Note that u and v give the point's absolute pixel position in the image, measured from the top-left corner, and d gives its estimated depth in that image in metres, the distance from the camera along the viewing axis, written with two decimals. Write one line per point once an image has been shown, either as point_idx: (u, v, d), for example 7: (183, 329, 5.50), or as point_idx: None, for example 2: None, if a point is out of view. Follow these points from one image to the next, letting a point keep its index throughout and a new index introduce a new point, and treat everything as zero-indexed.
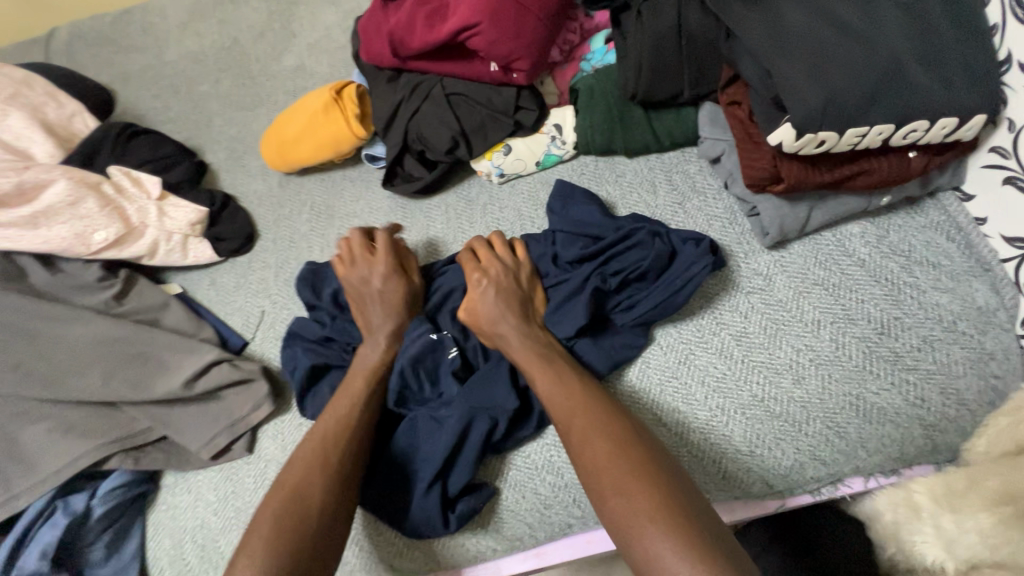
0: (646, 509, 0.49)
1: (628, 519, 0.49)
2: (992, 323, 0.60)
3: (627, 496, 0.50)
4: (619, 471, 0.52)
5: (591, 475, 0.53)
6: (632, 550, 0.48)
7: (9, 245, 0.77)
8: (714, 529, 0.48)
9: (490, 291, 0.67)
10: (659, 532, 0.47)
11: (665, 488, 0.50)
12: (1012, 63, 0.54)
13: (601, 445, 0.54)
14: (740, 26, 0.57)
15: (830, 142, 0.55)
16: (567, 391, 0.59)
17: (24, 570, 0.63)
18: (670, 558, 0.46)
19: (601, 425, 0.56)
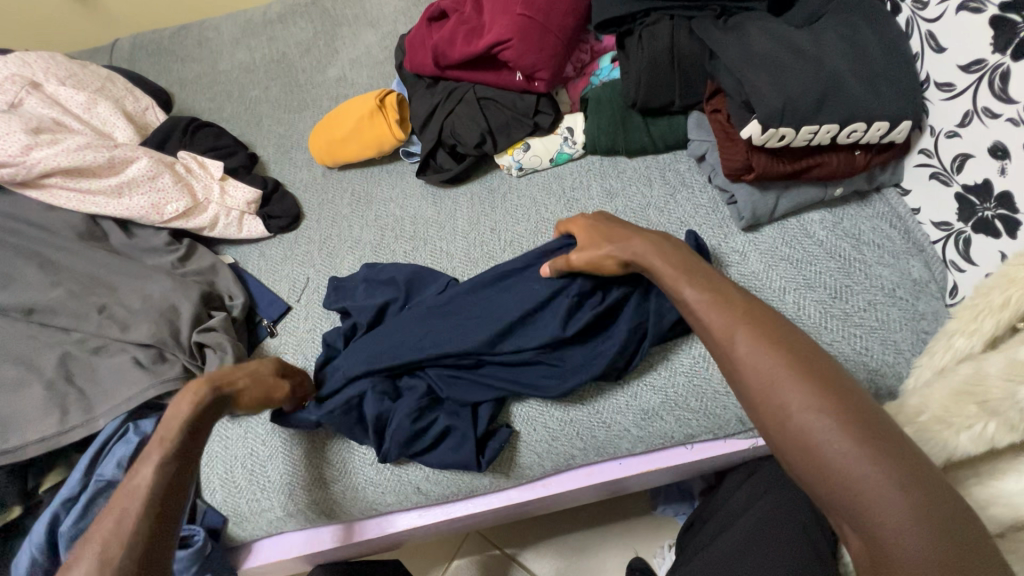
0: (833, 424, 0.44)
1: (806, 433, 0.45)
2: (926, 292, 0.73)
3: (809, 408, 0.45)
4: (799, 388, 0.46)
5: (758, 393, 0.48)
6: (808, 463, 0.44)
7: (97, 210, 0.90)
8: (910, 448, 0.43)
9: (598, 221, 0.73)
10: (849, 446, 0.43)
11: (852, 403, 0.45)
12: (930, 82, 0.69)
13: (773, 360, 0.48)
14: (720, 47, 0.73)
15: (789, 137, 0.69)
16: (720, 304, 0.55)
17: (102, 476, 0.72)
18: (870, 481, 0.41)
19: (772, 340, 0.50)
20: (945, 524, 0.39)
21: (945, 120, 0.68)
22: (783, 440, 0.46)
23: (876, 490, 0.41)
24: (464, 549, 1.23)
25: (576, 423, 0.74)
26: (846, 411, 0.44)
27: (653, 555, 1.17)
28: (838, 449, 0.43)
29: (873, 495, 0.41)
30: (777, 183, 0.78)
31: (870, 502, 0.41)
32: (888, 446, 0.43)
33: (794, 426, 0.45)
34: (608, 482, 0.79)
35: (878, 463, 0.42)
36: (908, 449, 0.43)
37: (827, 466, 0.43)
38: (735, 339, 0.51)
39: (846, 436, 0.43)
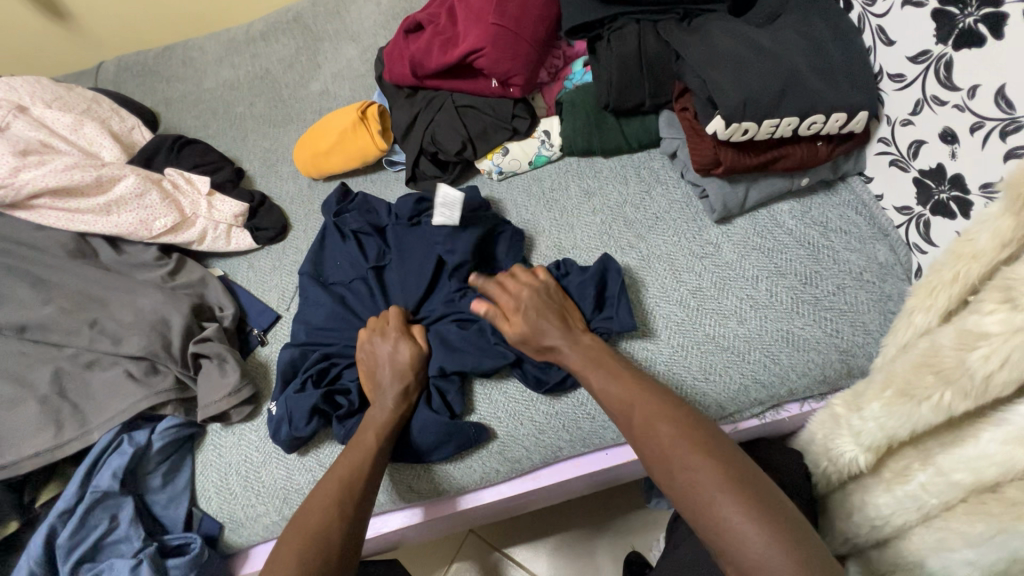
0: (714, 479, 0.53)
1: (694, 492, 0.53)
2: (891, 275, 0.76)
3: (694, 468, 0.54)
4: (686, 455, 0.55)
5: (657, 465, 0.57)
6: (699, 517, 0.52)
7: (85, 228, 0.91)
8: (769, 493, 0.52)
9: (528, 307, 0.74)
10: (728, 499, 0.51)
11: (728, 462, 0.54)
12: (883, 74, 0.73)
13: (668, 432, 0.58)
14: (683, 48, 0.76)
15: (753, 131, 0.72)
16: (624, 387, 0.65)
17: (98, 488, 0.73)
18: (741, 530, 0.49)
19: (668, 418, 0.59)
20: (801, 550, 0.47)
21: (899, 110, 0.72)
22: (680, 502, 0.55)
23: (745, 533, 0.49)
24: (464, 551, 1.24)
25: (562, 415, 0.76)
26: (724, 471, 0.53)
27: (649, 547, 1.19)
28: (717, 503, 0.51)
29: (742, 543, 0.49)
30: (746, 176, 0.81)
31: (744, 546, 0.49)
32: (749, 496, 0.51)
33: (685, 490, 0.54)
34: (597, 472, 0.81)
35: (743, 513, 0.50)
36: (766, 500, 0.51)
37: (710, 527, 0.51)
38: (634, 418, 0.62)
39: (724, 492, 0.52)
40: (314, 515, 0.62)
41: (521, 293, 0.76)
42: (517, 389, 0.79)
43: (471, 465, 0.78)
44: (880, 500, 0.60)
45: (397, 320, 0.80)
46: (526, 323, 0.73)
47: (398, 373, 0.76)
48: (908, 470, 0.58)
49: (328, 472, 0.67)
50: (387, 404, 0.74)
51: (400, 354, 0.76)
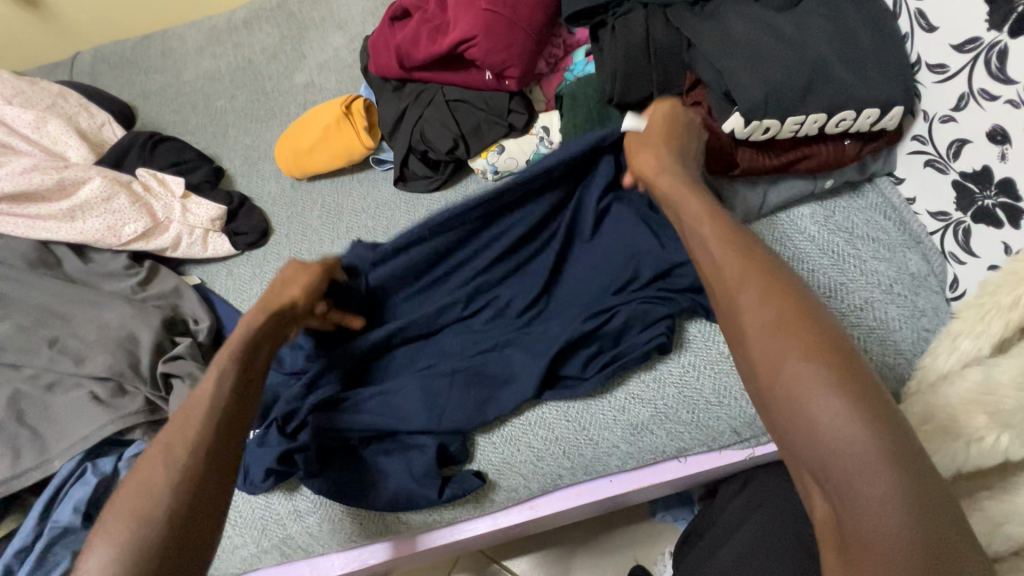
0: (833, 381, 0.40)
1: (788, 382, 0.41)
2: (924, 287, 0.69)
3: (806, 357, 0.41)
4: (791, 341, 0.42)
5: (756, 342, 0.44)
6: (786, 411, 0.41)
7: (47, 236, 0.85)
8: (893, 413, 0.39)
9: (639, 133, 0.65)
10: (841, 403, 0.39)
11: (854, 364, 0.41)
12: (921, 64, 0.65)
13: (778, 309, 0.44)
14: (696, 35, 0.68)
15: (774, 129, 0.65)
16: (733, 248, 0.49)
17: (58, 523, 0.67)
18: (857, 445, 0.37)
19: (781, 297, 0.45)
20: (925, 493, 0.36)
21: (939, 104, 0.64)
22: (766, 390, 0.43)
23: (861, 447, 0.37)
24: (460, 566, 1.19)
25: (562, 441, 0.70)
26: (846, 374, 0.40)
27: (653, 562, 1.14)
28: (825, 403, 0.39)
29: (853, 458, 0.37)
30: (764, 177, 0.74)
31: (850, 465, 0.37)
32: (881, 408, 0.39)
33: (784, 382, 0.41)
34: (600, 500, 0.75)
35: (868, 428, 0.38)
36: (900, 421, 0.39)
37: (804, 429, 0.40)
38: (737, 291, 0.47)
39: (838, 391, 0.39)
40: (144, 471, 0.51)
41: (633, 131, 0.66)
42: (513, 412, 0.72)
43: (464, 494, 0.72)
44: None
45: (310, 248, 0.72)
46: (637, 140, 0.64)
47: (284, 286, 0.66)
48: None
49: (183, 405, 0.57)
50: (246, 317, 0.63)
51: (295, 270, 0.68)
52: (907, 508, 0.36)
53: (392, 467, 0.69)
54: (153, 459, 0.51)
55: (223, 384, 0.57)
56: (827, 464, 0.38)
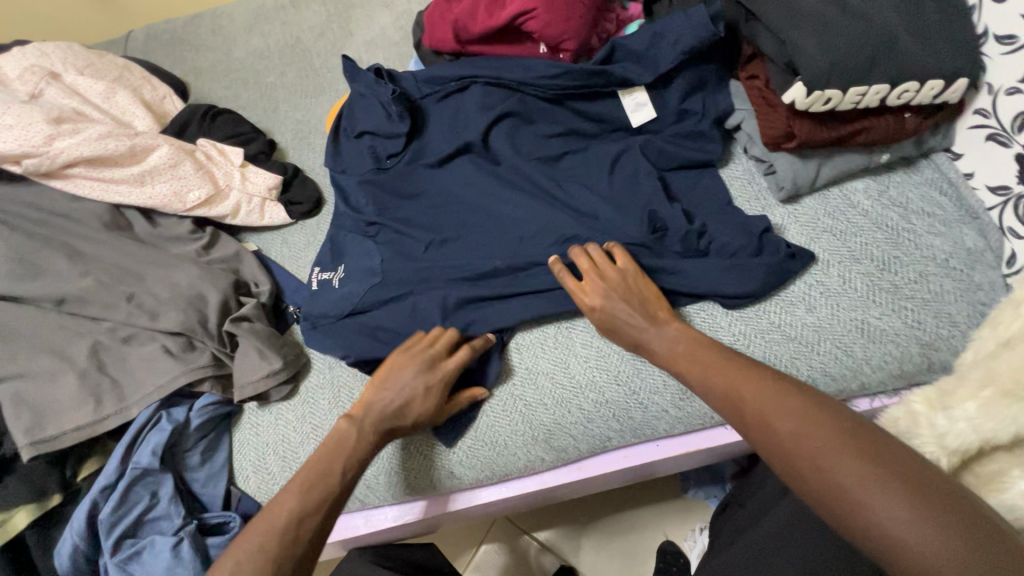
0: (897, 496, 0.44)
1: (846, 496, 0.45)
2: (980, 261, 0.69)
3: (856, 479, 0.45)
4: (817, 438, 0.49)
5: (784, 445, 0.50)
6: (861, 530, 0.44)
7: (120, 199, 0.89)
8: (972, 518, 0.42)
9: (614, 301, 0.67)
10: (903, 516, 0.43)
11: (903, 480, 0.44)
12: (989, 36, 0.65)
13: (815, 436, 0.49)
14: (758, 6, 0.69)
15: (836, 100, 0.65)
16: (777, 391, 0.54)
17: (138, 464, 0.72)
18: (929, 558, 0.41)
19: (776, 390, 0.54)
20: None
21: (1006, 77, 0.64)
22: (841, 518, 0.46)
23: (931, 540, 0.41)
24: (492, 535, 1.23)
25: (612, 404, 0.73)
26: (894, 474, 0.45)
27: (683, 538, 1.16)
28: (886, 508, 0.43)
29: None
30: (820, 150, 0.74)
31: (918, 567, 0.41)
32: (933, 499, 0.43)
33: (835, 494, 0.46)
34: (645, 464, 0.77)
35: (930, 524, 0.42)
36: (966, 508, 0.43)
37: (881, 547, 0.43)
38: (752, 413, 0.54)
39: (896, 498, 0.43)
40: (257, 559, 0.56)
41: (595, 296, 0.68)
42: (564, 374, 0.75)
43: (515, 453, 0.74)
44: None
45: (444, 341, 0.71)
46: (608, 308, 0.68)
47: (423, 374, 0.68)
48: (1005, 476, 0.53)
49: (261, 515, 0.59)
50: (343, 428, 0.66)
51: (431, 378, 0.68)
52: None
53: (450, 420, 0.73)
54: (265, 525, 0.58)
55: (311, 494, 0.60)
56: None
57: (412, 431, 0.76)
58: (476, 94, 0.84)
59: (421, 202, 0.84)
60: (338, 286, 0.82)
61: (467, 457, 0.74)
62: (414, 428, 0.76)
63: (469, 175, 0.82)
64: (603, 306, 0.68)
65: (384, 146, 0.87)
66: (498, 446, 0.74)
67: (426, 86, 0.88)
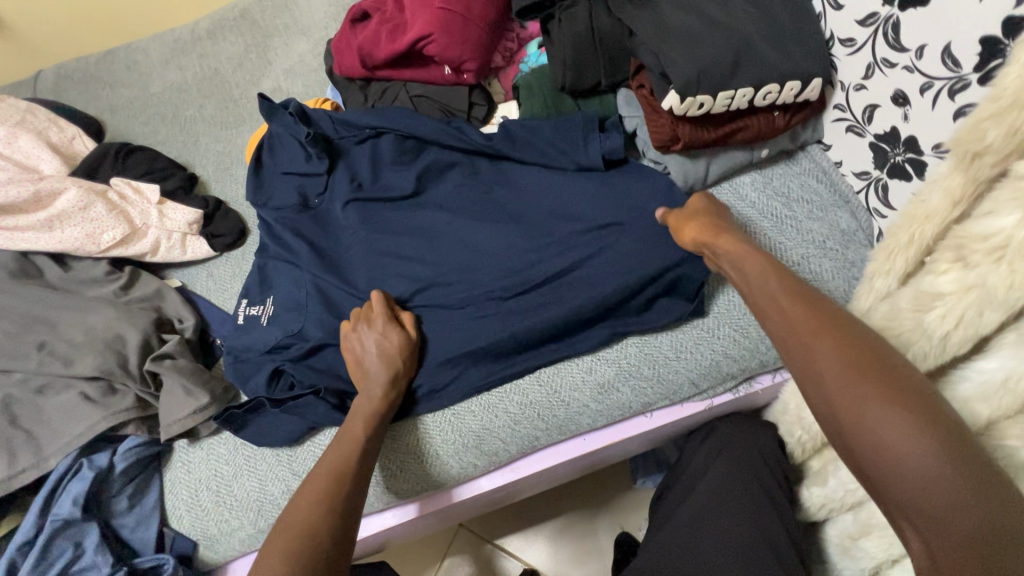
0: (892, 404, 0.43)
1: (846, 398, 0.45)
2: (853, 241, 0.76)
3: (858, 383, 0.45)
4: (872, 389, 0.44)
5: (838, 398, 0.45)
6: (852, 429, 0.44)
7: (27, 247, 0.87)
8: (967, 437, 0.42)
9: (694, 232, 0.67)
10: (904, 422, 0.42)
11: (912, 393, 0.44)
12: (835, 40, 0.72)
13: (832, 343, 0.47)
14: (634, 23, 0.74)
15: (708, 104, 0.71)
16: (788, 294, 0.53)
17: (59, 515, 0.70)
18: (914, 451, 0.41)
19: (842, 333, 0.48)
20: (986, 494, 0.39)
21: (852, 75, 0.71)
22: (832, 412, 0.46)
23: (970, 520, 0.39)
24: (455, 547, 1.23)
25: (536, 404, 0.76)
26: (949, 442, 0.41)
27: (636, 527, 1.20)
28: (924, 470, 0.41)
29: (927, 479, 0.41)
30: (707, 149, 0.80)
31: (899, 463, 0.42)
32: (970, 458, 0.41)
33: (875, 441, 0.43)
34: (575, 459, 0.80)
35: (922, 431, 0.42)
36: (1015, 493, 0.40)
37: (871, 447, 0.43)
38: (810, 346, 0.49)
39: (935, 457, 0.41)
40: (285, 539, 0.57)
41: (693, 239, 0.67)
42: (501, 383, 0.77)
43: (448, 461, 0.76)
44: None
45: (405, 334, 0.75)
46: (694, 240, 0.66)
47: (387, 361, 0.72)
48: None
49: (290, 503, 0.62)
50: (375, 392, 0.71)
51: (387, 339, 0.73)
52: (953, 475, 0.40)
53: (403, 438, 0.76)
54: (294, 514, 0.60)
55: (342, 464, 0.65)
56: (887, 466, 0.42)
57: (388, 461, 0.76)
58: (388, 145, 0.87)
59: (343, 227, 0.87)
60: (267, 325, 0.83)
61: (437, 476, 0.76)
62: (389, 458, 0.76)
63: (389, 209, 0.86)
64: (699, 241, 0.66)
65: (311, 186, 0.89)
66: (433, 457, 0.76)
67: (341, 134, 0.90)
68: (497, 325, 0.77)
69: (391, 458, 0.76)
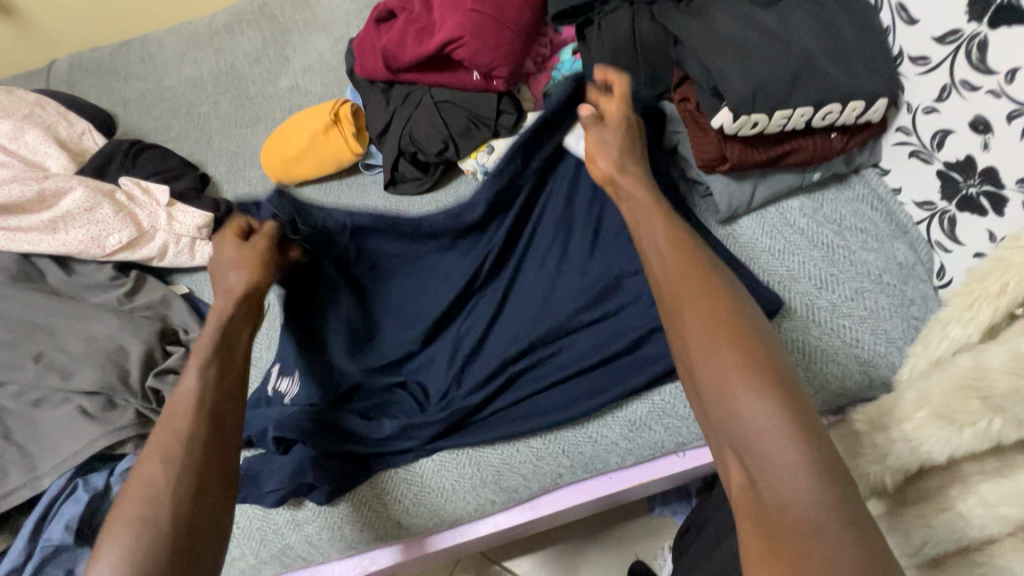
0: (740, 363, 0.41)
1: (699, 351, 0.44)
2: (912, 276, 0.70)
3: (712, 343, 0.43)
4: (724, 343, 0.43)
5: (694, 351, 0.44)
6: (702, 383, 0.43)
7: (30, 248, 0.83)
8: (801, 399, 0.40)
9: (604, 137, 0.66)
10: (742, 379, 0.41)
11: (763, 355, 0.42)
12: (903, 57, 0.66)
13: (699, 301, 0.46)
14: (683, 32, 0.69)
15: (762, 124, 0.66)
16: (675, 245, 0.53)
17: (50, 541, 0.66)
18: (746, 403, 0.40)
19: (720, 307, 0.46)
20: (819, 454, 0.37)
21: (922, 96, 0.65)
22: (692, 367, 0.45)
23: (806, 497, 0.36)
24: (461, 568, 1.18)
25: (560, 440, 0.70)
26: (785, 402, 0.39)
27: (653, 556, 1.14)
28: (750, 422, 0.39)
29: (756, 429, 0.39)
30: (753, 171, 0.74)
31: (732, 414, 0.40)
32: (801, 418, 0.39)
33: (717, 393, 0.42)
34: (598, 498, 0.75)
35: (758, 386, 0.40)
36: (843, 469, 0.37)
37: (714, 394, 0.42)
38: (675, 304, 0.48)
39: (761, 410, 0.39)
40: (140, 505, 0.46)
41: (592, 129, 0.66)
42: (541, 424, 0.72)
43: (463, 497, 0.71)
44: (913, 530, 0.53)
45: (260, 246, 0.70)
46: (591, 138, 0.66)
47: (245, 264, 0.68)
48: (944, 496, 0.53)
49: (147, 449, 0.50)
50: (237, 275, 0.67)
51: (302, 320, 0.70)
52: (787, 433, 0.38)
53: (433, 474, 0.71)
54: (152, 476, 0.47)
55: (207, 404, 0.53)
56: (727, 427, 0.41)
57: (416, 501, 0.71)
58: None
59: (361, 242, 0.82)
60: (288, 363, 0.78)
61: (466, 514, 0.72)
62: (418, 497, 0.71)
63: None
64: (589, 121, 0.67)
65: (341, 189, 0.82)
66: (447, 493, 0.71)
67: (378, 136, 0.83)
68: (521, 354, 0.72)
69: (420, 498, 0.71)
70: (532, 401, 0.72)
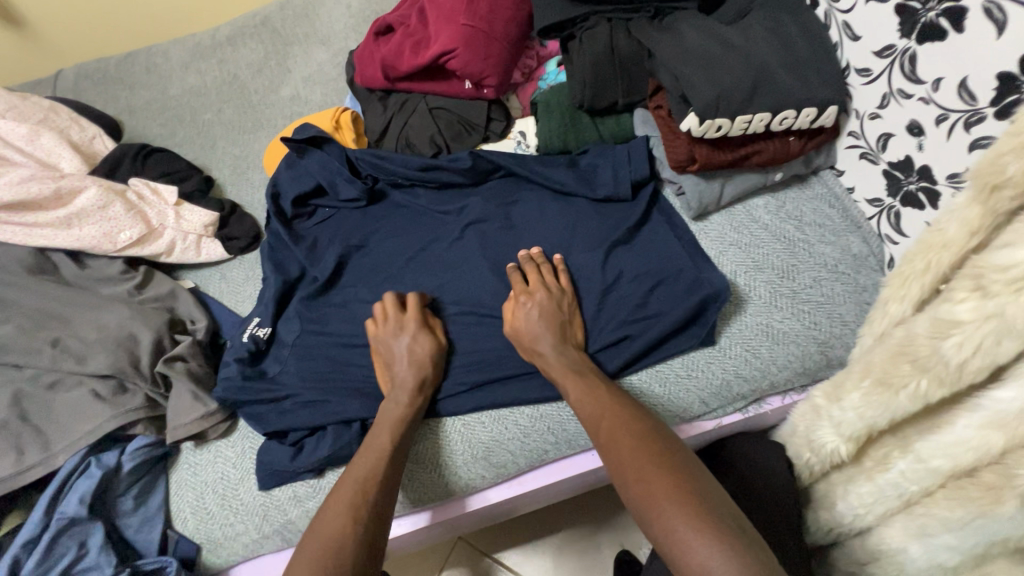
0: (662, 482, 0.54)
1: (633, 475, 0.56)
2: (865, 266, 0.77)
3: (644, 478, 0.55)
4: (649, 467, 0.56)
5: (632, 495, 0.56)
6: (637, 502, 0.55)
7: (45, 243, 0.88)
8: (709, 498, 0.53)
9: (533, 311, 0.74)
10: (662, 491, 0.53)
11: (675, 469, 0.56)
12: (851, 69, 0.74)
13: (629, 444, 0.59)
14: (655, 46, 0.76)
15: (726, 127, 0.73)
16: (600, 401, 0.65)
17: (65, 513, 0.69)
18: (671, 513, 0.51)
19: (642, 439, 0.59)
20: (732, 536, 0.49)
21: (868, 103, 0.73)
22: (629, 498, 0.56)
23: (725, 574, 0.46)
24: (453, 559, 1.22)
25: (546, 417, 0.76)
26: (694, 502, 0.52)
27: (637, 546, 1.19)
28: (672, 524, 0.51)
29: (680, 533, 0.50)
30: (721, 172, 0.82)
31: (663, 524, 0.52)
32: (712, 515, 0.51)
33: (649, 508, 0.53)
34: (581, 475, 0.80)
35: (675, 496, 0.52)
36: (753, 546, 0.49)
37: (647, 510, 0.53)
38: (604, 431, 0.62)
39: (679, 513, 0.51)
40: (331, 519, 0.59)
41: (525, 308, 0.75)
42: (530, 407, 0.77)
43: (457, 472, 0.76)
44: (862, 490, 0.62)
45: (415, 306, 0.79)
46: (523, 321, 0.74)
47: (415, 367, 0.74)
48: (888, 459, 0.59)
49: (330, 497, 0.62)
50: (400, 399, 0.72)
51: (419, 345, 0.75)
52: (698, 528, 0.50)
53: (429, 451, 0.76)
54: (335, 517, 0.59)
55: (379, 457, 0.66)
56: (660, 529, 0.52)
57: (414, 477, 0.75)
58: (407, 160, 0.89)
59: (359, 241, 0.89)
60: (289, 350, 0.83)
61: (460, 488, 0.77)
62: (415, 474, 0.75)
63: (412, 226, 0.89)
64: (527, 311, 0.75)
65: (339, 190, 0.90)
66: (443, 468, 0.76)
67: (367, 151, 0.91)
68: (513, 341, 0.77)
69: (418, 475, 0.75)
70: (522, 382, 0.77)
